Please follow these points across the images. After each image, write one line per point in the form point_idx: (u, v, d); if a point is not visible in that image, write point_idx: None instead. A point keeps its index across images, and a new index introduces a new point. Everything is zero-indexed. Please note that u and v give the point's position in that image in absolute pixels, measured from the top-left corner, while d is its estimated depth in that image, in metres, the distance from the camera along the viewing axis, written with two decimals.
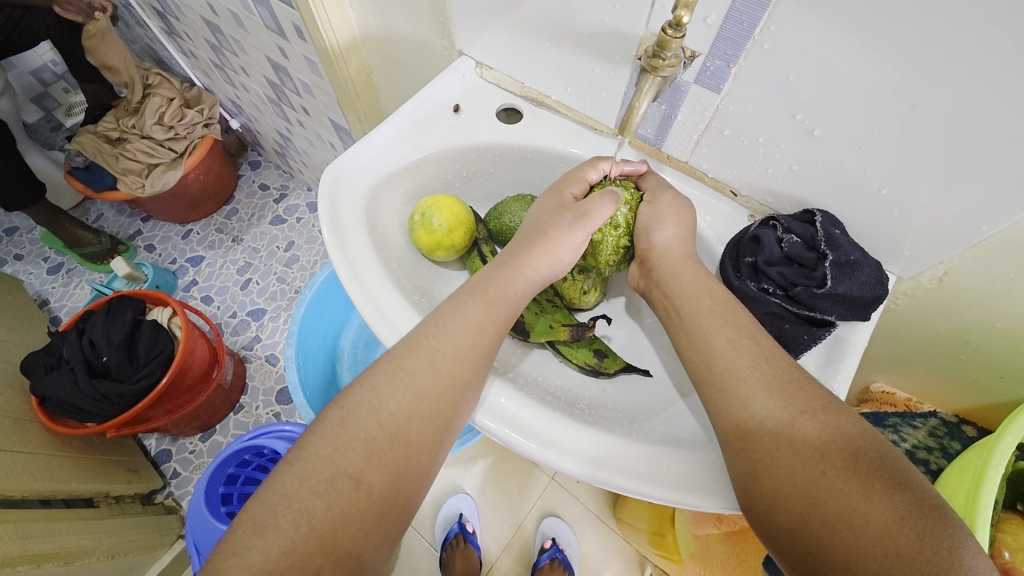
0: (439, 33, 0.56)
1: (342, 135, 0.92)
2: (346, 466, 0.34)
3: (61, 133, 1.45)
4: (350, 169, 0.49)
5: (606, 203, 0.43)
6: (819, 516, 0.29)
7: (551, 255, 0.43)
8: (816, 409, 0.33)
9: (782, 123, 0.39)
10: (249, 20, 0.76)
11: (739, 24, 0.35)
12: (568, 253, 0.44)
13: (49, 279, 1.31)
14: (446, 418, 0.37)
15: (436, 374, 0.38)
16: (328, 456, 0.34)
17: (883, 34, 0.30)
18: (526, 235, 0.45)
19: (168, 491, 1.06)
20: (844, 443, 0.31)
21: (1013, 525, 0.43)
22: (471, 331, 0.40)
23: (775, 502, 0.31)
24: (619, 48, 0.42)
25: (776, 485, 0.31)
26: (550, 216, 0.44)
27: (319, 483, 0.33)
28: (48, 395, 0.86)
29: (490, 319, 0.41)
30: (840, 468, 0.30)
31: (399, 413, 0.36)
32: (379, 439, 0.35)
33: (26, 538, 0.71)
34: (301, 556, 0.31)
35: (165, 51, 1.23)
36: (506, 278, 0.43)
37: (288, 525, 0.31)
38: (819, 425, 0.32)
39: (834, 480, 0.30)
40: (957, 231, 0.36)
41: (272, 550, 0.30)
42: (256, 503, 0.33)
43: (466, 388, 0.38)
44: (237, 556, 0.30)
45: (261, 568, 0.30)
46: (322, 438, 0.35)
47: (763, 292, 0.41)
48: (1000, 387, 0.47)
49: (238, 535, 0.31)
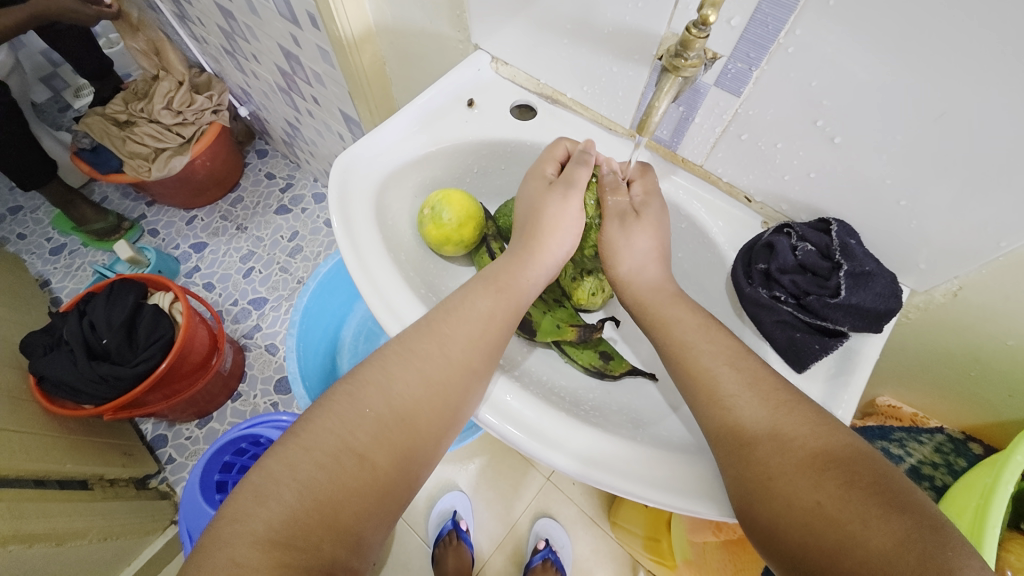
0: (456, 26, 0.55)
1: (351, 126, 0.91)
2: (352, 441, 0.34)
3: (69, 114, 1.43)
4: (362, 159, 0.48)
5: (583, 166, 0.45)
6: (818, 545, 0.29)
7: (557, 230, 0.44)
8: (808, 435, 0.32)
9: (802, 129, 0.38)
10: (263, 7, 0.75)
11: (764, 26, 0.34)
12: (568, 231, 0.44)
13: (51, 259, 1.30)
14: (454, 404, 0.37)
15: (446, 359, 0.38)
16: (335, 429, 0.34)
17: (911, 43, 0.30)
18: (527, 224, 0.45)
19: (162, 477, 1.05)
20: (838, 469, 0.30)
21: (1018, 545, 0.43)
22: (483, 319, 0.40)
23: (775, 530, 0.30)
24: (638, 47, 0.42)
25: (774, 514, 0.31)
26: (538, 195, 0.45)
27: (324, 456, 0.33)
28: (46, 374, 0.85)
29: (501, 307, 0.41)
30: (836, 496, 0.29)
31: (407, 395, 0.36)
32: (387, 419, 0.35)
33: (19, 517, 0.71)
34: (303, 527, 0.31)
35: (177, 36, 1.23)
36: (518, 267, 0.43)
37: (290, 496, 0.31)
38: (812, 452, 0.31)
39: (832, 510, 0.29)
40: (976, 245, 0.36)
41: (274, 518, 0.30)
42: (260, 471, 0.32)
43: (475, 374, 0.38)
44: (239, 522, 0.30)
45: (262, 536, 0.30)
46: (331, 412, 0.35)
47: (774, 300, 0.41)
48: (1008, 406, 0.47)
49: (239, 502, 0.31)
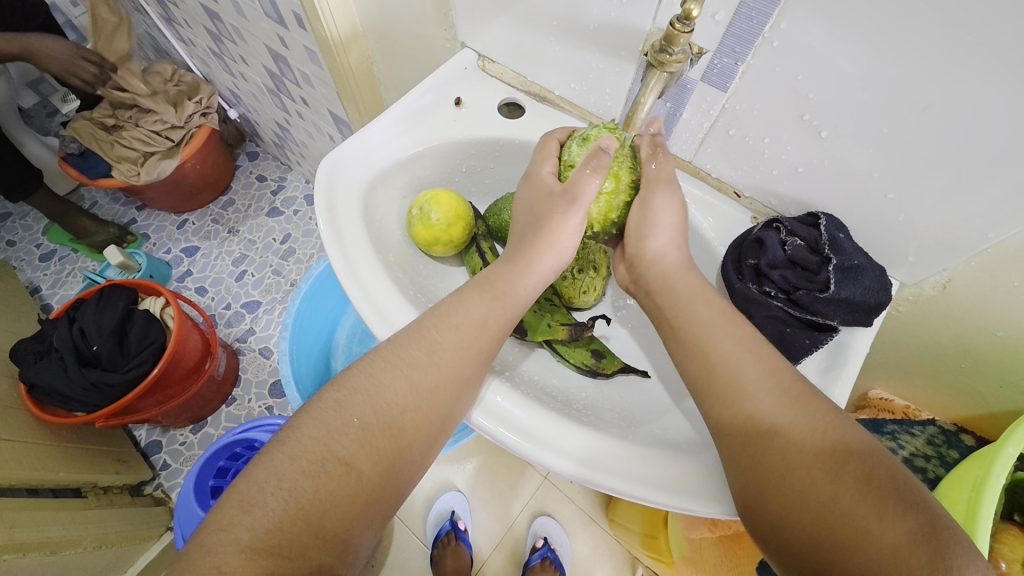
0: (442, 25, 0.55)
1: (340, 127, 0.91)
2: (337, 449, 0.33)
3: (57, 120, 1.46)
4: (349, 160, 0.48)
5: (591, 175, 0.40)
6: (831, 539, 0.29)
7: (558, 244, 0.42)
8: (827, 428, 0.32)
9: (789, 123, 0.38)
10: (248, 8, 0.75)
11: (749, 21, 0.34)
12: (568, 239, 0.42)
13: (41, 266, 1.29)
14: (444, 412, 0.37)
15: (435, 366, 0.37)
16: (320, 437, 0.34)
17: (894, 34, 0.30)
18: (526, 229, 0.43)
19: (157, 483, 1.04)
20: (856, 463, 0.30)
21: (1011, 536, 0.43)
22: (474, 326, 0.40)
23: (785, 522, 0.31)
24: (625, 43, 0.41)
25: (785, 508, 0.31)
26: (541, 201, 0.43)
27: (309, 464, 0.32)
28: (36, 382, 0.84)
29: (494, 315, 0.40)
30: (853, 491, 0.29)
31: (395, 402, 0.36)
32: (373, 426, 0.35)
33: (11, 527, 0.71)
34: (289, 535, 0.30)
35: (163, 38, 1.22)
36: (514, 274, 0.42)
37: (275, 504, 0.31)
38: (830, 445, 0.31)
39: (847, 504, 0.29)
40: (964, 237, 0.36)
41: (259, 527, 0.30)
42: (244, 479, 0.32)
43: (465, 382, 0.38)
44: (224, 531, 0.30)
45: (247, 544, 0.30)
46: (316, 419, 0.34)
47: (764, 295, 0.40)
48: (1000, 397, 0.47)
49: (224, 511, 0.31)
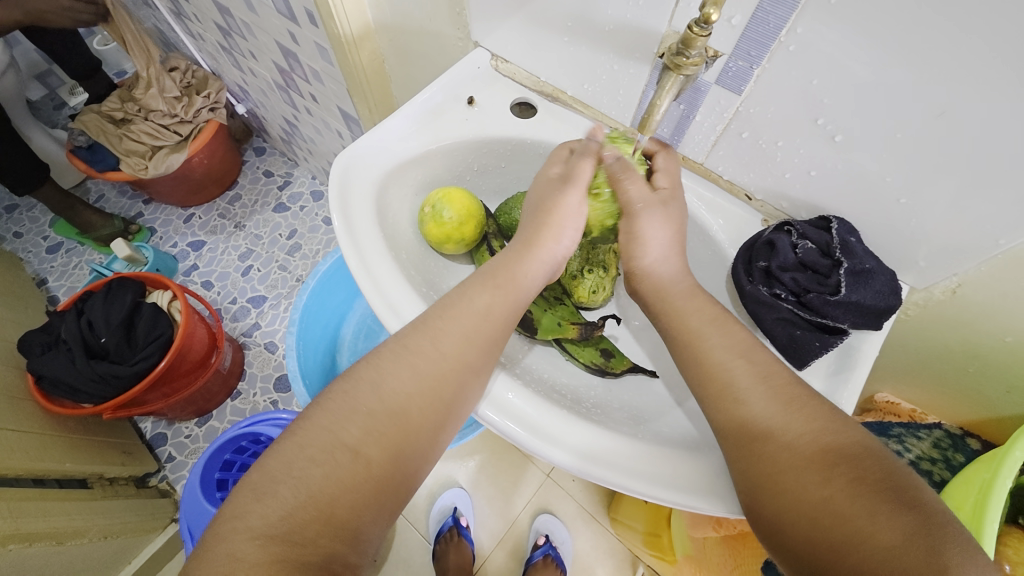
0: (455, 24, 0.55)
1: (349, 123, 0.91)
2: (345, 437, 0.34)
3: (64, 112, 1.44)
4: (362, 156, 0.48)
5: (586, 159, 0.44)
6: (827, 540, 0.29)
7: (557, 227, 0.43)
8: (818, 430, 0.32)
9: (802, 127, 0.38)
10: (260, 4, 0.75)
11: (765, 25, 0.34)
12: (569, 223, 0.44)
13: (49, 258, 1.30)
14: (449, 400, 0.37)
15: (441, 354, 0.38)
16: (328, 426, 0.34)
17: (909, 41, 0.30)
18: (530, 215, 0.44)
19: (162, 475, 1.05)
20: (848, 464, 0.30)
21: (1016, 539, 0.43)
22: (479, 315, 0.40)
23: (783, 524, 0.31)
24: (640, 45, 0.42)
25: (782, 509, 0.31)
26: (544, 186, 0.45)
27: (317, 451, 0.33)
28: (44, 373, 0.84)
29: (497, 303, 0.41)
30: (846, 491, 0.29)
31: (401, 390, 0.36)
32: (379, 414, 0.35)
33: (18, 517, 0.71)
34: (299, 521, 0.31)
35: (173, 33, 1.23)
36: (516, 262, 0.42)
37: (287, 492, 0.31)
38: (822, 447, 0.31)
39: (841, 504, 0.29)
40: (974, 242, 0.36)
41: (272, 514, 0.31)
42: (257, 470, 0.33)
43: (470, 370, 0.38)
44: (237, 519, 0.31)
45: (260, 531, 0.30)
46: (326, 410, 0.35)
47: (774, 297, 0.41)
48: (1006, 402, 0.47)
49: (237, 500, 0.32)
